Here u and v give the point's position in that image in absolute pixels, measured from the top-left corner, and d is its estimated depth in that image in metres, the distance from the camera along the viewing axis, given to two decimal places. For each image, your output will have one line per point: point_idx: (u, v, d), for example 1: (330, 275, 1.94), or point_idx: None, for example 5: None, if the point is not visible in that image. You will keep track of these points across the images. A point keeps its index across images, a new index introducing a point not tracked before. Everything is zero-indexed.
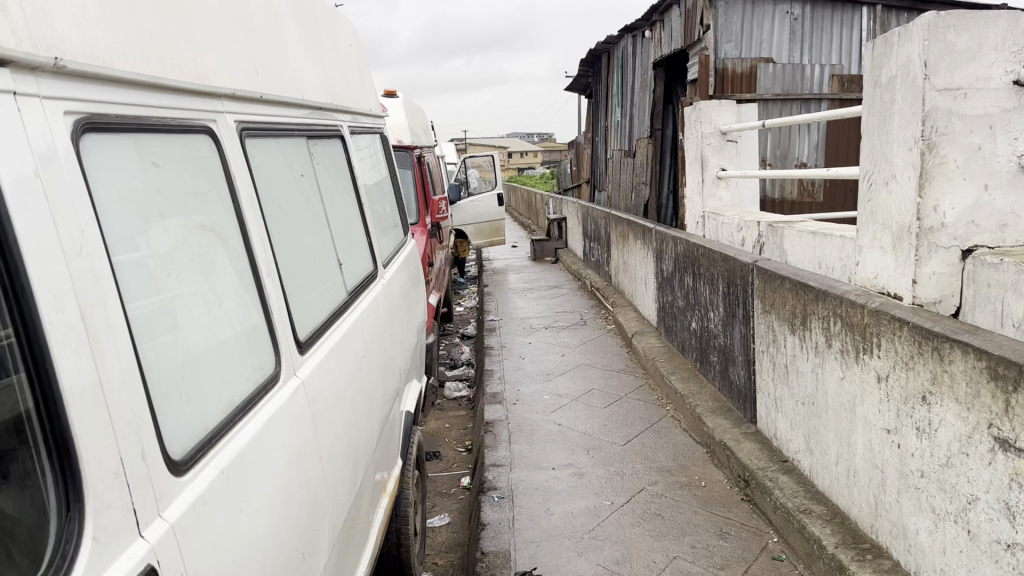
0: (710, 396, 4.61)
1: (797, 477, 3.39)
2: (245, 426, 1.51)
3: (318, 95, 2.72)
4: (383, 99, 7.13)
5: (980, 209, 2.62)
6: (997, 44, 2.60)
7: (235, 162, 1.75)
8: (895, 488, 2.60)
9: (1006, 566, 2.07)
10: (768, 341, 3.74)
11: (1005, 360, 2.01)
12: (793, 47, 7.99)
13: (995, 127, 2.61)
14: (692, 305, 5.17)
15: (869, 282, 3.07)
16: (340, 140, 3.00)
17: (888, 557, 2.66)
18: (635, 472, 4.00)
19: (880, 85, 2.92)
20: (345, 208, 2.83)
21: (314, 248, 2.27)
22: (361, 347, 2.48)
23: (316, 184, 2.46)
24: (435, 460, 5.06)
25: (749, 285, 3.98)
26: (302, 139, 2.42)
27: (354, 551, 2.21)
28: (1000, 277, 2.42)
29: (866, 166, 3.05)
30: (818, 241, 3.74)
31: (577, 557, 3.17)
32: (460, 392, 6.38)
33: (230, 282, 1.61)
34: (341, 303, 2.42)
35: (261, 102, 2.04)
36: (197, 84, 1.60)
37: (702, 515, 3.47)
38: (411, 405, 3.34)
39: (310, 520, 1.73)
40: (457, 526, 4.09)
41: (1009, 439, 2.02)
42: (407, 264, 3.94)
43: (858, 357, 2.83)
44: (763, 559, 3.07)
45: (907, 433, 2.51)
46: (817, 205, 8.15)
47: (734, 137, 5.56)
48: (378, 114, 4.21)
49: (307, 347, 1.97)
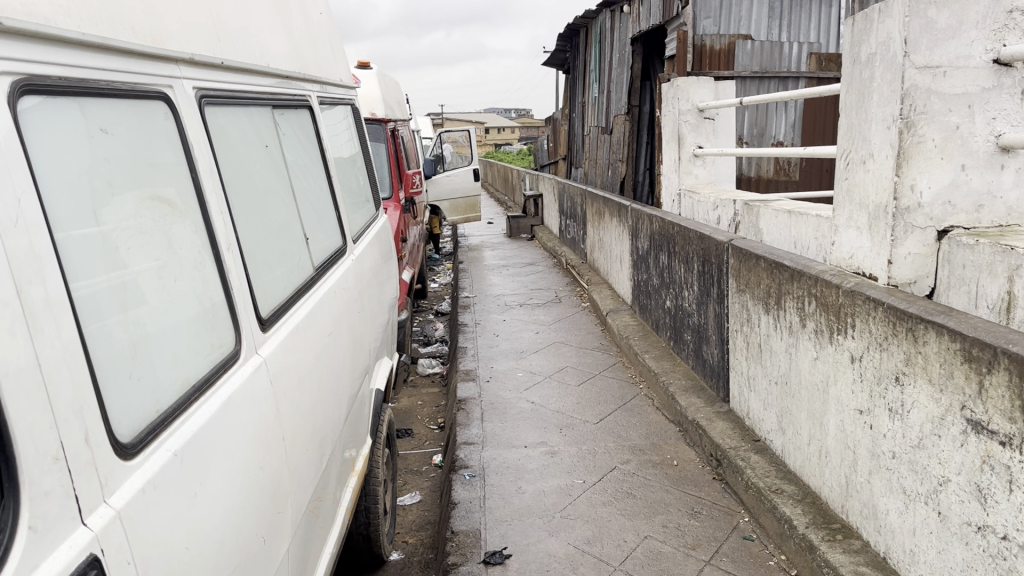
0: (683, 374, 4.60)
1: (768, 456, 3.40)
2: (201, 407, 1.45)
3: (285, 64, 2.62)
4: (356, 71, 7.01)
5: (956, 190, 2.60)
6: (978, 22, 2.56)
7: (193, 130, 1.68)
8: (866, 468, 2.60)
9: (976, 548, 2.06)
10: (742, 320, 3.73)
11: (979, 341, 2.00)
12: (771, 24, 7.93)
13: (974, 106, 2.57)
14: (666, 284, 5.15)
15: (844, 262, 3.05)
16: (308, 110, 2.91)
17: (858, 538, 2.66)
18: (607, 451, 3.98)
19: (859, 62, 2.88)
20: (314, 182, 2.75)
21: (279, 221, 2.20)
22: (328, 324, 2.42)
23: (281, 155, 2.38)
24: (406, 437, 5.02)
25: (724, 263, 3.95)
26: (267, 108, 2.33)
27: (320, 531, 2.17)
28: (975, 258, 2.42)
29: (843, 145, 3.02)
30: (794, 220, 3.72)
31: (548, 537, 3.14)
32: (434, 368, 6.34)
33: (188, 257, 1.54)
34: (308, 279, 2.35)
35: (222, 68, 1.96)
36: (152, 48, 1.52)
37: (674, 494, 3.46)
38: (381, 382, 3.28)
39: (273, 504, 1.68)
40: (429, 504, 4.06)
41: (982, 422, 2.01)
42: (379, 240, 3.87)
43: (832, 337, 2.81)
44: (734, 538, 3.07)
45: (880, 413, 2.50)
46: (792, 184, 8.14)
47: (711, 115, 5.53)
48: (350, 85, 4.10)
49: (270, 325, 1.90)
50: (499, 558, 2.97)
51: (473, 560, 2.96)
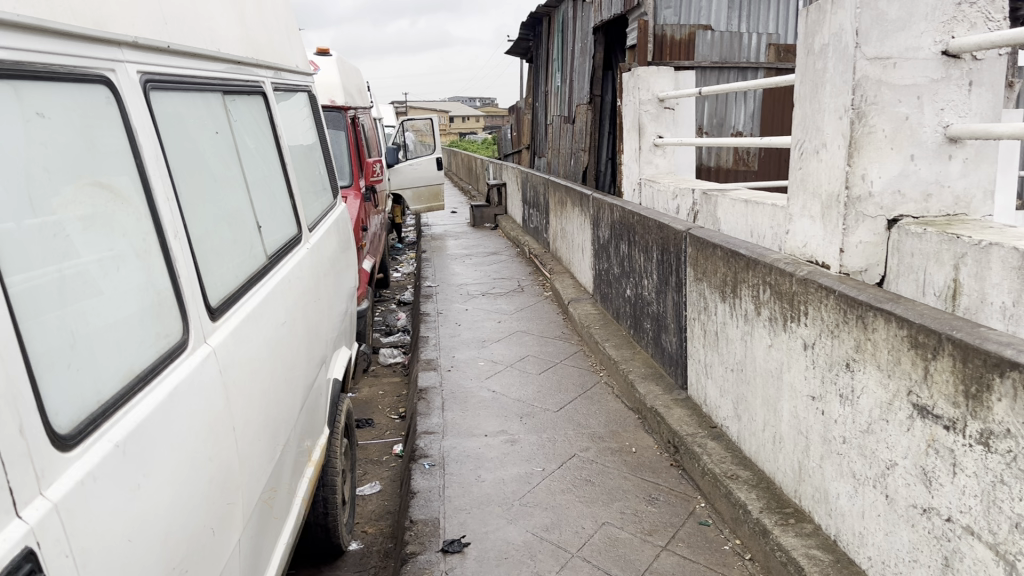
0: (642, 362, 4.64)
1: (725, 442, 3.44)
2: (145, 397, 1.43)
3: (237, 49, 2.58)
4: (315, 58, 6.95)
5: (905, 179, 2.64)
6: (927, 14, 2.58)
7: (137, 115, 1.64)
8: (818, 453, 2.64)
9: (921, 530, 2.10)
10: (700, 308, 3.77)
11: (925, 328, 2.04)
12: (731, 14, 7.98)
13: (922, 97, 2.61)
14: (627, 273, 5.18)
15: (798, 251, 3.09)
16: (261, 97, 2.86)
17: (811, 521, 2.71)
18: (566, 439, 4.00)
19: (813, 53, 2.92)
20: (267, 170, 2.71)
21: (230, 210, 2.17)
22: (282, 314, 2.39)
23: (232, 142, 2.34)
24: (367, 427, 5.00)
25: (682, 252, 3.99)
26: (217, 94, 2.29)
27: (274, 522, 2.15)
28: (923, 247, 2.47)
29: (798, 134, 3.05)
30: (750, 210, 3.76)
31: (506, 525, 3.15)
32: (395, 358, 6.31)
33: (132, 244, 1.51)
34: (260, 268, 2.32)
35: (169, 53, 1.92)
36: (93, 31, 1.49)
37: (632, 481, 3.49)
38: (338, 372, 3.26)
39: (222, 495, 1.66)
40: (389, 494, 4.06)
41: (928, 407, 2.06)
42: (337, 228, 3.84)
43: (786, 325, 2.85)
44: (690, 524, 3.11)
45: (831, 399, 2.54)
46: (751, 174, 8.23)
47: (671, 104, 5.57)
48: (307, 71, 4.05)
49: (219, 314, 1.87)
50: (458, 546, 2.97)
51: (431, 549, 2.96)
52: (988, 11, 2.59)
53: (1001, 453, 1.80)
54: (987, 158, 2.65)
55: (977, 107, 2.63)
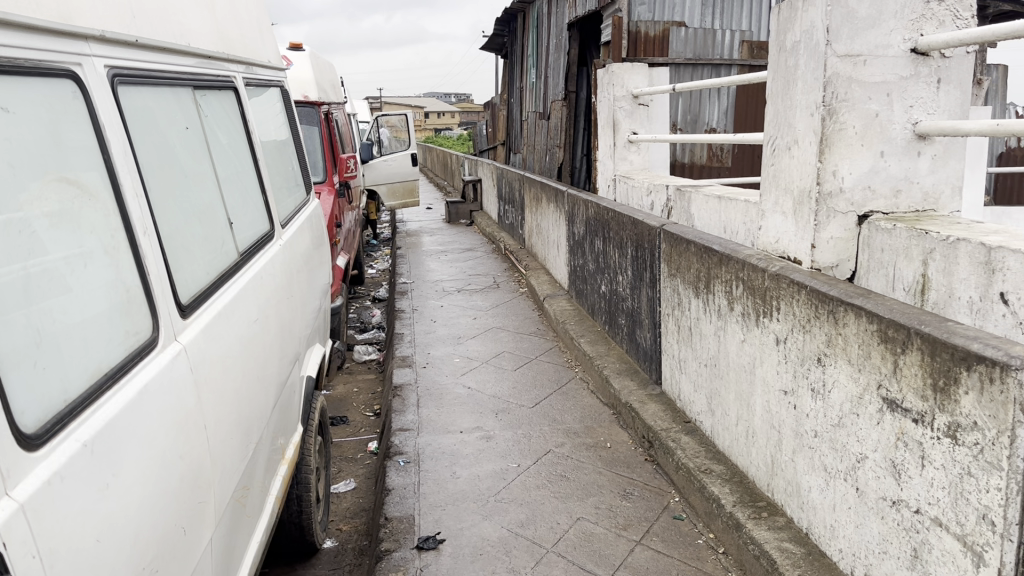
0: (617, 358, 4.66)
1: (699, 437, 3.46)
2: (114, 395, 1.41)
3: (207, 44, 2.55)
4: (288, 52, 6.89)
5: (875, 175, 2.66)
6: (896, 12, 2.61)
7: (104, 109, 1.61)
8: (790, 447, 2.67)
9: (891, 522, 2.13)
10: (673, 304, 3.79)
11: (895, 322, 2.06)
12: (704, 11, 8.02)
13: (892, 95, 2.64)
14: (601, 269, 5.20)
15: (770, 246, 3.11)
16: (233, 92, 2.83)
17: (783, 514, 2.74)
18: (542, 434, 4.01)
19: (784, 50, 2.94)
20: (239, 165, 2.69)
21: (201, 207, 2.15)
22: (254, 311, 2.37)
23: (203, 137, 2.31)
24: (341, 424, 4.98)
25: (656, 248, 4.01)
26: (187, 90, 2.27)
27: (247, 520, 2.13)
28: (893, 242, 2.50)
29: (770, 131, 3.07)
30: (723, 206, 3.78)
31: (481, 521, 3.15)
32: (370, 355, 6.29)
33: (99, 241, 1.49)
34: (231, 265, 2.30)
35: (137, 47, 1.90)
36: (59, 24, 1.46)
37: (607, 476, 3.51)
38: (312, 369, 3.24)
39: (193, 493, 1.65)
40: (364, 491, 4.04)
41: (897, 400, 2.08)
42: (310, 224, 3.81)
43: (758, 320, 2.88)
44: (664, 518, 3.13)
45: (802, 393, 2.57)
46: (725, 170, 8.29)
47: (645, 101, 5.59)
48: (279, 65, 4.02)
49: (189, 312, 1.85)
50: (433, 543, 2.97)
51: (406, 546, 2.96)
52: (956, 9, 2.62)
53: (968, 446, 1.83)
54: (954, 155, 2.68)
55: (945, 104, 2.66)
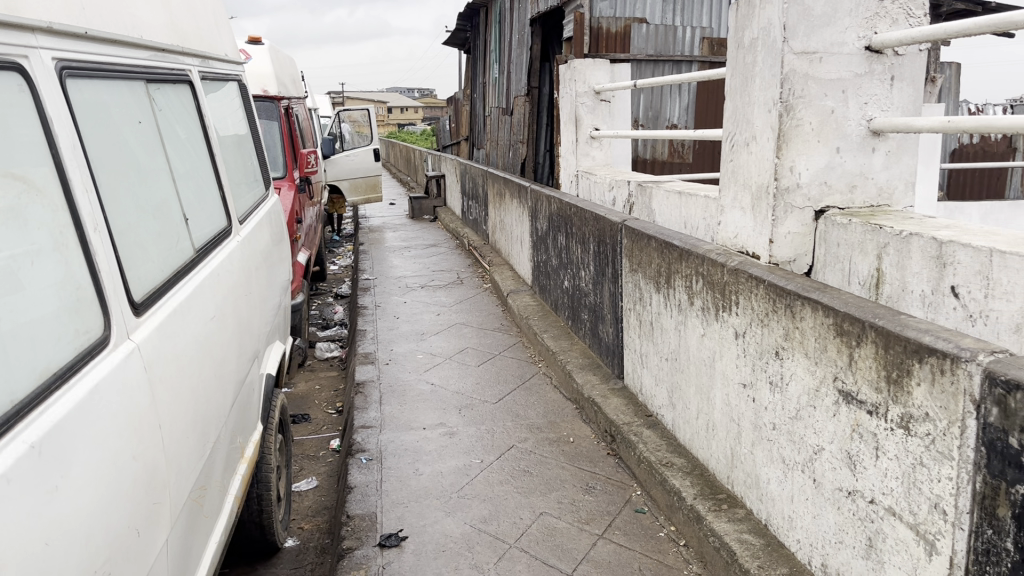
0: (580, 353, 4.68)
1: (660, 430, 3.49)
2: (63, 395, 1.38)
3: (161, 36, 2.50)
4: (246, 46, 6.80)
5: (832, 170, 2.70)
6: (851, 10, 2.65)
7: (52, 103, 1.57)
8: (749, 440, 2.70)
9: (847, 512, 2.17)
10: (635, 299, 3.81)
11: (850, 316, 2.10)
12: (665, 8, 8.07)
13: (847, 91, 2.67)
14: (564, 265, 5.21)
15: (729, 241, 3.15)
16: (188, 86, 2.78)
17: (742, 507, 2.77)
18: (505, 430, 4.01)
19: (743, 47, 2.97)
20: (196, 160, 2.64)
21: (155, 203, 2.11)
22: (211, 307, 2.33)
23: (157, 132, 2.27)
24: (303, 422, 4.93)
25: (618, 244, 4.03)
26: (140, 83, 2.22)
27: (205, 520, 2.10)
28: (848, 238, 2.54)
29: (729, 127, 3.10)
30: (684, 201, 3.81)
31: (444, 517, 3.14)
32: (332, 352, 6.24)
33: (47, 237, 1.45)
34: (187, 262, 2.27)
35: (87, 39, 1.85)
36: (4, 15, 1.42)
37: (569, 470, 3.52)
38: (272, 367, 3.20)
39: (148, 495, 1.62)
40: (326, 489, 4.01)
41: (853, 392, 2.11)
42: (269, 220, 3.76)
43: (717, 314, 2.91)
44: (626, 512, 3.15)
45: (761, 386, 2.60)
46: (686, 166, 8.37)
47: (608, 97, 5.60)
48: (236, 59, 3.96)
49: (143, 310, 1.82)
50: (396, 541, 2.96)
51: (369, 543, 2.94)
52: (908, 8, 2.66)
53: (920, 436, 1.86)
54: (907, 151, 2.74)
55: (898, 100, 2.71)
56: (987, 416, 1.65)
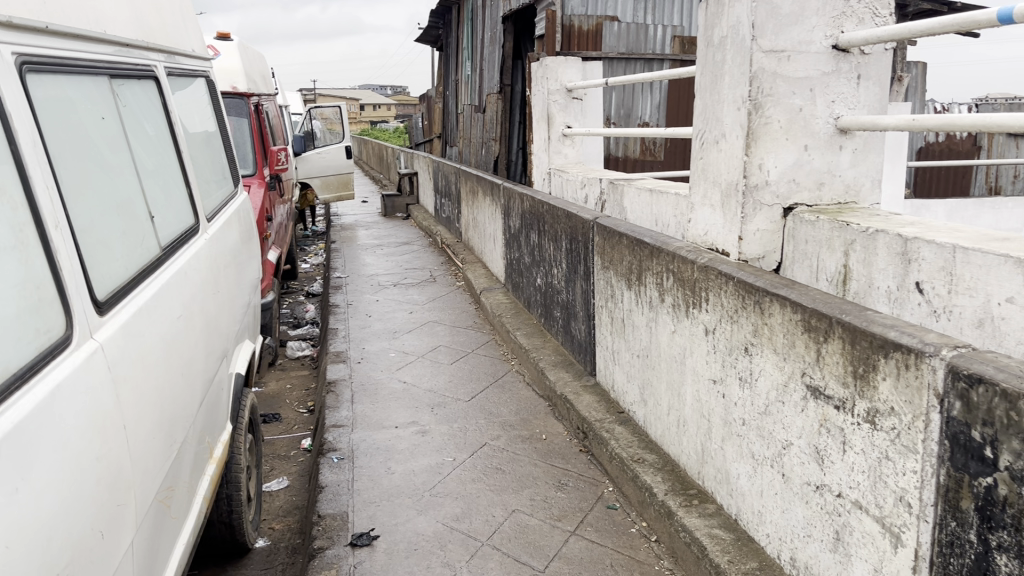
0: (552, 350, 4.69)
1: (632, 427, 3.51)
2: (24, 396, 1.35)
3: (125, 31, 2.46)
4: (214, 42, 6.74)
5: (799, 168, 2.73)
6: (818, 9, 2.67)
7: (12, 99, 1.55)
8: (719, 435, 2.71)
9: (815, 506, 2.19)
10: (606, 296, 3.82)
11: (817, 312, 2.12)
12: (636, 6, 8.10)
13: (815, 90, 2.70)
14: (537, 262, 5.21)
15: (699, 239, 3.17)
16: (153, 81, 2.74)
17: (713, 502, 2.79)
18: (478, 428, 4.01)
19: (712, 45, 2.99)
20: (162, 157, 2.61)
21: (119, 200, 2.08)
22: (177, 306, 2.30)
23: (121, 128, 2.23)
24: (274, 422, 4.89)
25: (590, 241, 4.04)
26: (103, 79, 2.19)
27: (173, 522, 2.07)
28: (816, 234, 2.57)
29: (699, 124, 3.12)
30: (654, 199, 3.83)
31: (416, 516, 3.14)
32: (303, 351, 6.19)
33: (7, 234, 1.42)
34: (153, 261, 2.23)
35: (48, 34, 1.82)
36: None
37: (542, 468, 3.53)
38: (242, 366, 3.16)
39: (112, 496, 1.59)
40: (297, 489, 3.99)
41: (820, 388, 2.13)
42: (238, 218, 3.72)
43: (688, 311, 2.92)
44: (598, 508, 3.16)
45: (731, 382, 2.62)
46: (658, 163, 8.41)
47: (580, 94, 5.61)
48: (204, 55, 3.91)
49: (107, 310, 1.79)
50: (367, 540, 2.94)
51: (340, 543, 2.92)
52: (874, 7, 2.69)
53: (886, 431, 1.88)
54: (874, 150, 2.77)
55: (865, 99, 2.74)
56: (951, 410, 1.67)
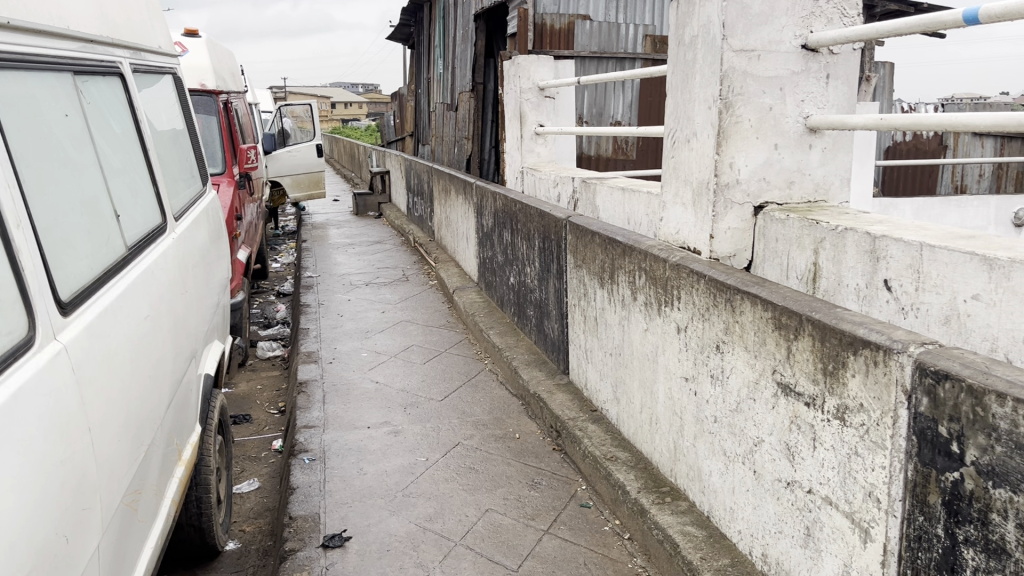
0: (525, 349, 4.69)
1: (605, 425, 3.51)
2: None
3: (89, 27, 2.42)
4: (182, 38, 6.66)
5: (770, 167, 2.75)
6: (788, 9, 2.69)
7: None
8: (691, 433, 2.73)
9: (786, 502, 2.21)
10: (579, 295, 3.82)
11: (787, 310, 2.13)
12: (608, 5, 8.12)
13: (785, 89, 2.72)
14: (510, 261, 5.21)
15: (671, 238, 3.18)
16: (119, 78, 2.69)
17: (685, 499, 2.80)
18: (451, 427, 4.00)
19: (683, 44, 3.00)
20: (128, 155, 2.57)
21: (84, 198, 2.04)
22: (144, 307, 2.26)
23: (86, 126, 2.19)
24: (244, 423, 4.84)
25: (562, 240, 4.04)
26: (67, 76, 2.14)
27: (140, 526, 2.04)
28: (786, 233, 2.58)
29: (670, 123, 3.13)
30: (627, 198, 3.84)
31: (389, 516, 3.12)
32: (274, 351, 6.14)
33: None
34: (119, 261, 2.19)
35: (10, 29, 1.78)
36: None
37: (515, 466, 3.53)
38: (211, 367, 3.12)
39: (78, 499, 1.57)
40: (268, 490, 3.95)
41: (791, 385, 2.15)
42: (206, 216, 3.67)
43: (660, 309, 2.93)
44: (571, 506, 3.16)
45: (702, 380, 2.63)
46: (630, 162, 8.45)
47: (552, 93, 5.61)
48: (171, 51, 3.85)
49: (71, 310, 1.76)
50: (339, 541, 2.92)
51: (312, 545, 2.90)
52: (842, 8, 2.72)
53: (855, 427, 1.90)
54: (842, 149, 2.80)
55: (834, 98, 2.76)
56: (918, 406, 1.69)
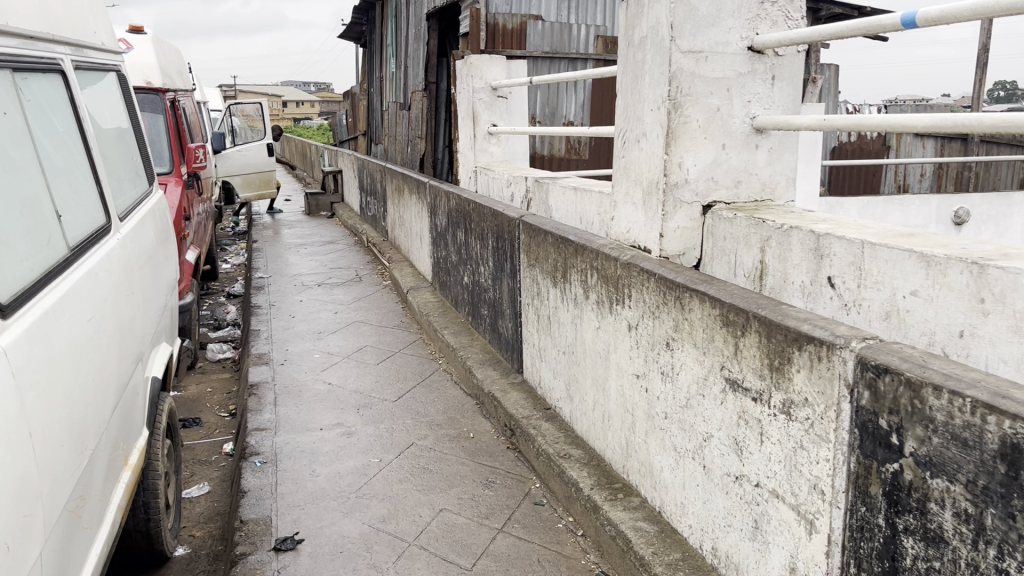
0: (480, 348, 4.69)
1: (558, 423, 3.54)
2: None
3: (29, 22, 2.35)
4: (126, 35, 6.54)
5: (718, 166, 2.79)
6: (734, 11, 2.73)
7: None
8: (643, 429, 2.76)
9: (734, 496, 2.25)
10: (533, 294, 3.84)
11: (735, 307, 2.17)
12: (560, 5, 8.16)
13: (731, 90, 2.76)
14: (464, 260, 5.20)
15: (622, 236, 3.21)
16: (60, 75, 2.62)
17: (637, 495, 2.83)
18: (405, 428, 3.98)
19: (633, 44, 3.03)
20: (70, 153, 2.51)
21: (23, 198, 1.98)
22: (88, 309, 2.21)
23: (25, 123, 2.13)
24: (194, 426, 4.76)
25: (516, 239, 4.05)
26: (6, 73, 2.09)
27: (85, 533, 2.00)
28: (734, 230, 2.63)
29: (621, 124, 3.16)
30: (579, 197, 3.86)
31: (341, 518, 3.10)
32: (224, 354, 6.05)
33: None
34: (61, 263, 2.15)
35: None
36: None
37: (470, 466, 3.53)
38: (158, 369, 3.06)
39: (19, 505, 1.53)
40: (218, 494, 3.90)
41: (738, 380, 2.19)
42: (152, 216, 3.60)
43: (611, 307, 2.96)
44: (525, 505, 3.18)
45: (653, 376, 2.66)
46: (582, 162, 8.50)
47: (504, 93, 5.62)
48: (114, 48, 3.76)
49: (9, 313, 1.71)
50: (291, 544, 2.89)
51: (263, 548, 2.87)
52: (787, 9, 2.76)
53: (801, 421, 1.94)
54: (788, 149, 2.85)
55: (779, 99, 2.81)
56: (860, 399, 1.73)
